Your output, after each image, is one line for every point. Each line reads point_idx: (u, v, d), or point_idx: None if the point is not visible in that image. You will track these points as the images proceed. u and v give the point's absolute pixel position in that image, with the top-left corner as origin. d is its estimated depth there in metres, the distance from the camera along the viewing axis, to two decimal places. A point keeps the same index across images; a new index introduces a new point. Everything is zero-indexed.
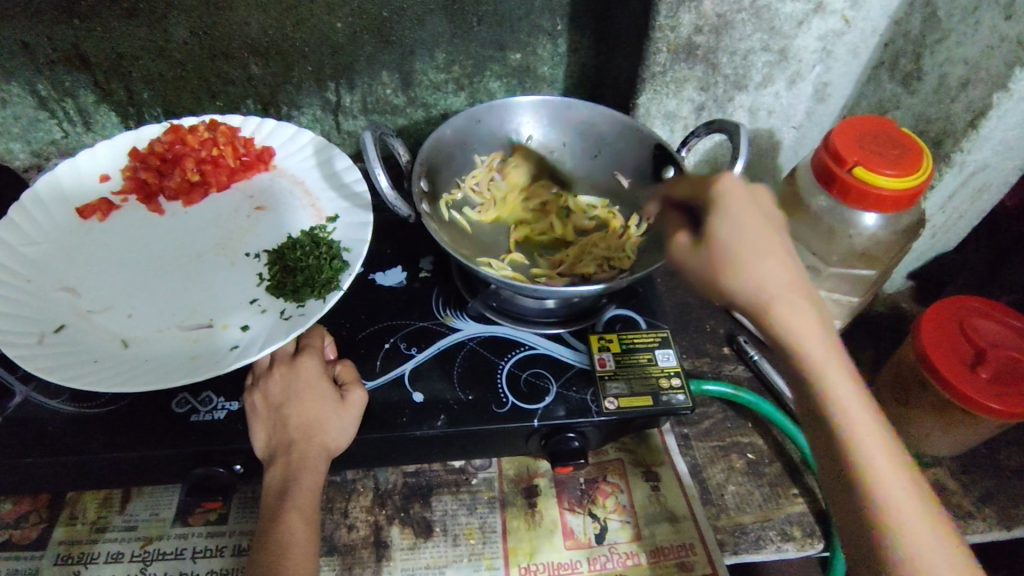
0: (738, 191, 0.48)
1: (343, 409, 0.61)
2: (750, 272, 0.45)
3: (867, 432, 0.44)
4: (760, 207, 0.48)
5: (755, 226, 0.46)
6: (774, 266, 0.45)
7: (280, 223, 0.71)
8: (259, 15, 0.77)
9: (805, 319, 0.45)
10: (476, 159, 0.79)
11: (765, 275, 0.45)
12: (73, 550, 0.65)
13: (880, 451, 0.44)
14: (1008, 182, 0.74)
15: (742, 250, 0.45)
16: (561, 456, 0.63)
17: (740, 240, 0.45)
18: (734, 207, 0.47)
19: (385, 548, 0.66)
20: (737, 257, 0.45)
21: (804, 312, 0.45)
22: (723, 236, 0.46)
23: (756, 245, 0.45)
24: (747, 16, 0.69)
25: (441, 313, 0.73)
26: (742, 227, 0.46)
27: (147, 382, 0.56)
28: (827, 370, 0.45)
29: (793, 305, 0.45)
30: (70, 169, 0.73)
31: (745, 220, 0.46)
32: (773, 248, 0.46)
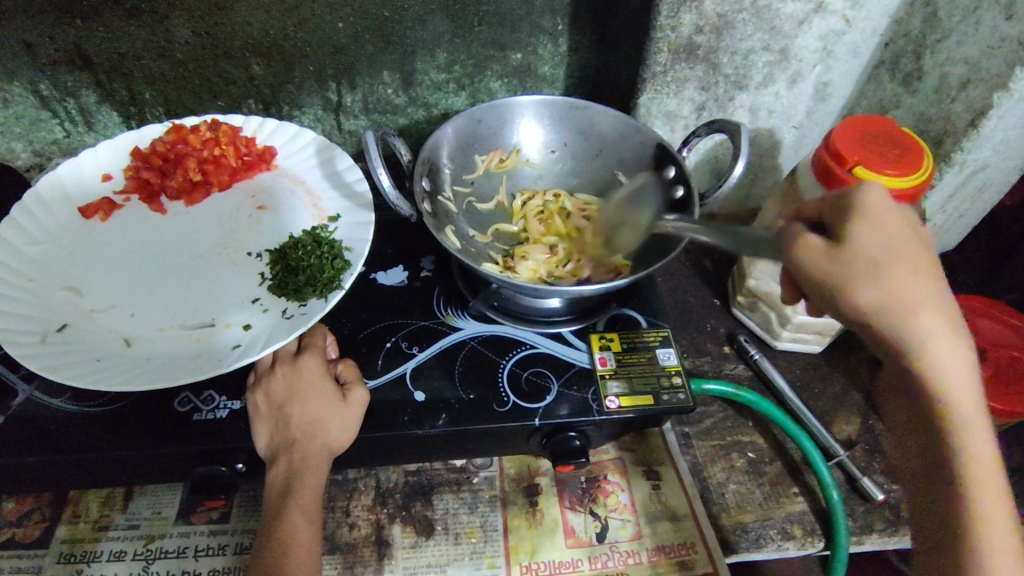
0: (886, 203, 0.45)
1: (346, 408, 0.61)
2: (887, 282, 0.43)
3: (985, 465, 0.42)
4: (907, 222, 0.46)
5: (897, 241, 0.44)
6: (920, 284, 0.43)
7: (282, 222, 0.71)
8: (260, 15, 0.77)
9: (945, 339, 0.42)
10: (478, 159, 0.79)
11: (908, 289, 0.43)
12: (75, 548, 0.65)
13: (992, 486, 0.42)
14: (1008, 181, 0.75)
15: (881, 260, 0.43)
16: (562, 454, 0.64)
17: (885, 252, 0.43)
18: (881, 217, 0.45)
19: (387, 547, 0.66)
20: (880, 266, 0.43)
21: (943, 333, 0.42)
22: (863, 247, 0.44)
23: (897, 258, 0.43)
24: (748, 16, 0.69)
25: (442, 312, 0.73)
26: (885, 237, 0.44)
27: (149, 380, 0.56)
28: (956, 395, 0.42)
29: (936, 328, 0.42)
30: (72, 168, 0.73)
31: (889, 230, 0.44)
32: (913, 262, 0.43)
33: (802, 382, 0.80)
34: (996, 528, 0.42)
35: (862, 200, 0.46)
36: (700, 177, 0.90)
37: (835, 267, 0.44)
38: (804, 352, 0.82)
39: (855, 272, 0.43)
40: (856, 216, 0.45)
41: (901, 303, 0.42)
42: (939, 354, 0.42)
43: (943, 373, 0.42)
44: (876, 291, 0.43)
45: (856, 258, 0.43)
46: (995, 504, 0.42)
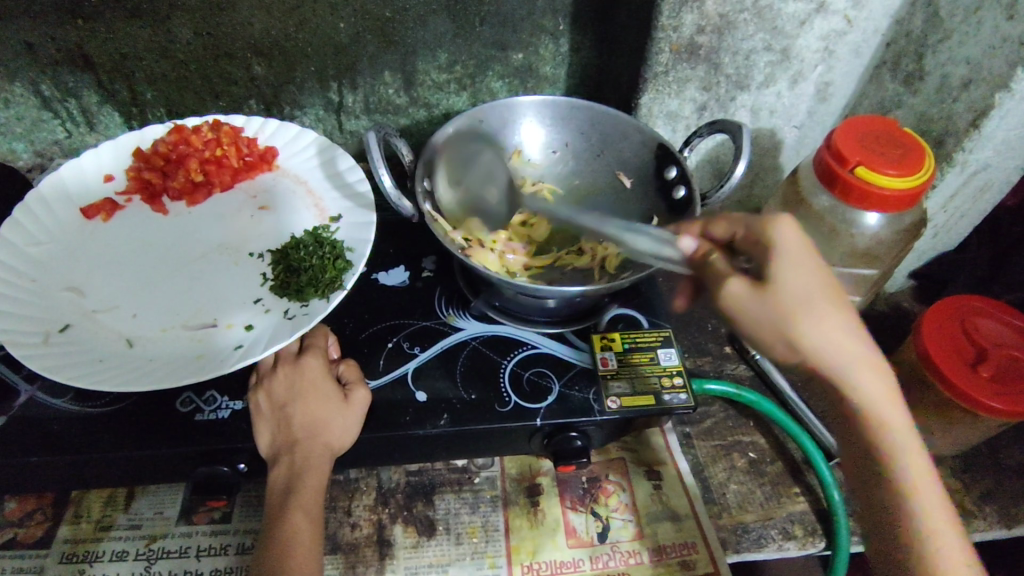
0: (803, 240, 0.48)
1: (347, 408, 0.62)
2: (820, 322, 0.46)
3: (914, 465, 0.48)
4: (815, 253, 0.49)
5: (822, 278, 0.47)
6: (840, 318, 0.47)
7: (283, 223, 0.71)
8: (262, 16, 0.78)
9: (868, 360, 0.47)
10: (479, 154, 0.79)
11: (835, 324, 0.46)
12: (77, 548, 0.65)
13: (924, 479, 0.49)
14: (1009, 181, 0.75)
15: (811, 299, 0.46)
16: (564, 454, 0.64)
17: (813, 290, 0.46)
18: (800, 257, 0.47)
19: (388, 547, 0.66)
20: (811, 305, 0.46)
21: (862, 355, 0.47)
22: (794, 287, 0.46)
23: (821, 297, 0.47)
24: (749, 16, 0.70)
25: (444, 312, 0.73)
26: (811, 275, 0.47)
27: (151, 381, 0.56)
28: (881, 409, 0.48)
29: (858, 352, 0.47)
30: (74, 169, 0.73)
31: (811, 265, 0.47)
32: (834, 297, 0.47)
33: (803, 381, 0.80)
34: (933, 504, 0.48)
35: (782, 243, 0.47)
36: (702, 177, 0.90)
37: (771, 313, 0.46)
38: None
39: (793, 313, 0.46)
40: (779, 261, 0.47)
41: (834, 340, 0.46)
42: (864, 376, 0.47)
43: (869, 390, 0.48)
44: (814, 335, 0.46)
45: (788, 302, 0.46)
46: (933, 500, 0.48)
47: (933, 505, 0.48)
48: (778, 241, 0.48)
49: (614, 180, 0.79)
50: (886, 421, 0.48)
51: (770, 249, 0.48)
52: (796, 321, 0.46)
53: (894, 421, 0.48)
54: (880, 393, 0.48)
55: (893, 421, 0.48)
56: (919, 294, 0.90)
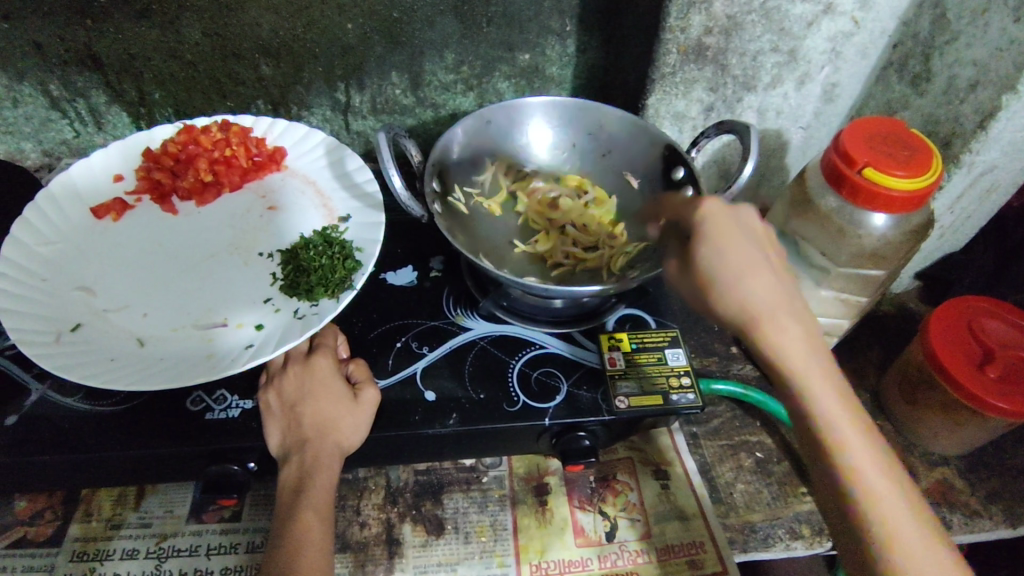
0: (727, 215, 0.47)
1: (356, 408, 0.62)
2: (741, 301, 0.44)
3: (866, 462, 0.45)
4: (740, 231, 0.46)
5: (742, 256, 0.45)
6: (764, 293, 0.44)
7: (292, 223, 0.71)
8: (270, 16, 0.78)
9: (802, 342, 0.45)
10: (488, 165, 0.79)
11: (754, 301, 0.44)
12: (87, 546, 0.66)
13: (877, 475, 0.45)
14: (1016, 182, 0.75)
15: (734, 279, 0.44)
16: (572, 454, 0.64)
17: (733, 269, 0.44)
18: (722, 237, 0.46)
19: (397, 546, 0.67)
20: (732, 286, 0.44)
21: (796, 340, 0.44)
22: (709, 267, 0.45)
23: (743, 275, 0.44)
24: (757, 18, 0.70)
25: (451, 312, 0.74)
26: (732, 254, 0.45)
27: (162, 380, 0.56)
28: (822, 400, 0.45)
29: (791, 335, 0.44)
30: (84, 169, 0.73)
31: (734, 245, 0.45)
32: (760, 276, 0.45)
33: None
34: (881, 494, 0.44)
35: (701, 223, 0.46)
36: (708, 177, 0.90)
37: (693, 290, 0.47)
38: None
39: (707, 293, 0.45)
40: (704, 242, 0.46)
41: (758, 322, 0.44)
42: (796, 362, 0.45)
43: (803, 378, 0.45)
44: (733, 314, 0.45)
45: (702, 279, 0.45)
46: (884, 489, 0.45)
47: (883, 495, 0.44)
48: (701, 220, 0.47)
49: (621, 181, 0.79)
50: (832, 413, 0.45)
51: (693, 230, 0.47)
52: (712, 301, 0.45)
53: (837, 416, 0.45)
54: (817, 381, 0.45)
55: (837, 415, 0.45)
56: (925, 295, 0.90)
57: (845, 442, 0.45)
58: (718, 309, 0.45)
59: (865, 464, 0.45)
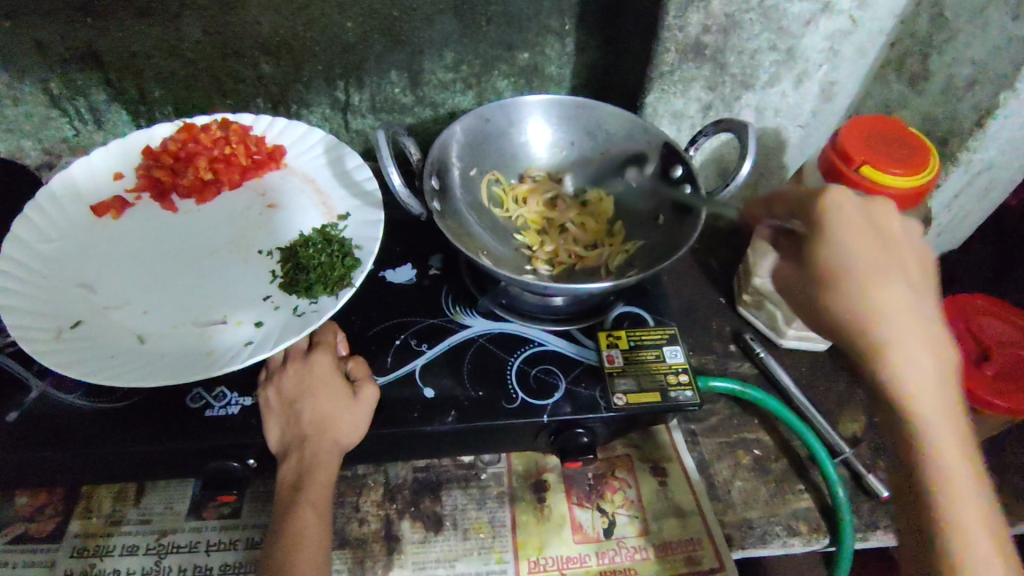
0: (853, 208, 0.46)
1: (355, 404, 0.62)
2: (862, 295, 0.43)
3: (956, 456, 0.43)
4: (880, 227, 0.46)
5: (875, 252, 0.44)
6: (889, 290, 0.43)
7: (292, 221, 0.72)
8: (270, 15, 0.78)
9: (917, 340, 0.43)
10: (490, 176, 0.80)
11: (879, 296, 0.43)
12: (88, 542, 0.66)
13: (966, 486, 0.42)
14: (1013, 181, 0.75)
15: (858, 274, 0.44)
16: (570, 451, 0.65)
17: (859, 264, 0.44)
18: (847, 226, 0.45)
19: (396, 542, 0.67)
20: (852, 282, 0.44)
21: (911, 336, 0.43)
22: (835, 258, 0.44)
23: (868, 269, 0.44)
24: (755, 16, 0.70)
25: (450, 310, 0.74)
26: (860, 249, 0.44)
27: (162, 377, 0.57)
28: (926, 399, 0.42)
29: (905, 329, 0.43)
30: (84, 167, 0.73)
31: (863, 236, 0.45)
32: (885, 271, 0.44)
33: (807, 380, 0.81)
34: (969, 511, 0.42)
35: (823, 209, 0.46)
36: (706, 176, 0.90)
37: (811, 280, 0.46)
38: (810, 350, 0.83)
39: (826, 285, 0.45)
40: (830, 227, 0.45)
41: (876, 317, 0.43)
42: (910, 370, 0.43)
43: (911, 375, 0.43)
44: (847, 306, 0.44)
45: (826, 271, 0.45)
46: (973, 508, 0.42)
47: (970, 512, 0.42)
48: (822, 208, 0.46)
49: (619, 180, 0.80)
50: (927, 415, 0.43)
51: (811, 218, 0.46)
52: (828, 293, 0.45)
53: (933, 416, 0.43)
54: (925, 388, 0.43)
55: (937, 418, 0.43)
56: None
57: (941, 453, 0.43)
58: (834, 302, 0.45)
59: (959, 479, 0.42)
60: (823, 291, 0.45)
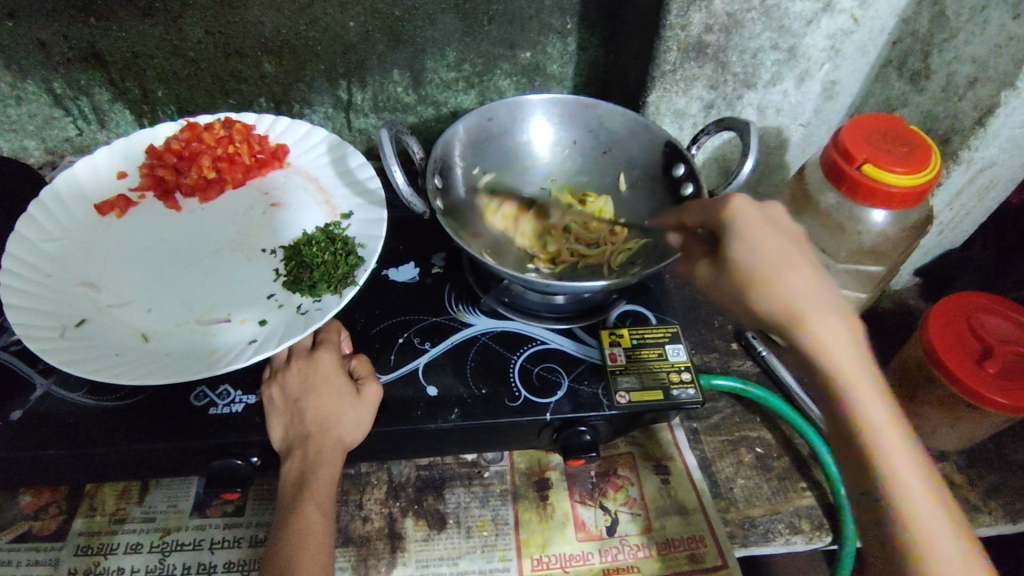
0: (751, 210, 0.51)
1: (359, 402, 0.62)
2: (774, 284, 0.48)
3: (884, 420, 0.45)
4: (776, 221, 0.51)
5: (777, 244, 0.49)
6: (794, 278, 0.47)
7: (295, 220, 0.72)
8: (272, 14, 0.78)
9: (831, 315, 0.47)
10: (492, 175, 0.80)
11: (790, 284, 0.47)
12: (92, 540, 0.66)
13: (898, 450, 0.45)
14: (1014, 179, 0.75)
15: (766, 265, 0.48)
16: (572, 449, 0.65)
17: (764, 258, 0.48)
18: (753, 228, 0.49)
19: (399, 540, 0.67)
20: (763, 275, 0.48)
21: (823, 311, 0.47)
22: (742, 254, 0.49)
23: (775, 261, 0.48)
24: (757, 15, 0.70)
25: (453, 308, 0.74)
26: (763, 242, 0.49)
27: (167, 375, 0.57)
28: (847, 368, 0.46)
29: (816, 306, 0.47)
30: (87, 166, 0.74)
31: (770, 235, 0.49)
32: (789, 258, 0.48)
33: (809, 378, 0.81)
34: (906, 475, 0.44)
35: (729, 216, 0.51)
36: (708, 175, 0.90)
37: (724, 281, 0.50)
38: None
39: (742, 279, 0.49)
40: (738, 232, 0.50)
41: (793, 300, 0.47)
42: (831, 346, 0.46)
43: (830, 349, 0.46)
44: (763, 296, 0.48)
45: (740, 269, 0.49)
46: (910, 471, 0.44)
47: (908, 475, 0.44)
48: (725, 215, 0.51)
49: (622, 179, 0.80)
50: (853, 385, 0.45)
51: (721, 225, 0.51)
52: (744, 288, 0.49)
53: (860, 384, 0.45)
54: (845, 360, 0.46)
55: (863, 386, 0.45)
56: (924, 291, 0.91)
57: (871, 419, 0.45)
58: (756, 298, 0.48)
59: (893, 444, 0.45)
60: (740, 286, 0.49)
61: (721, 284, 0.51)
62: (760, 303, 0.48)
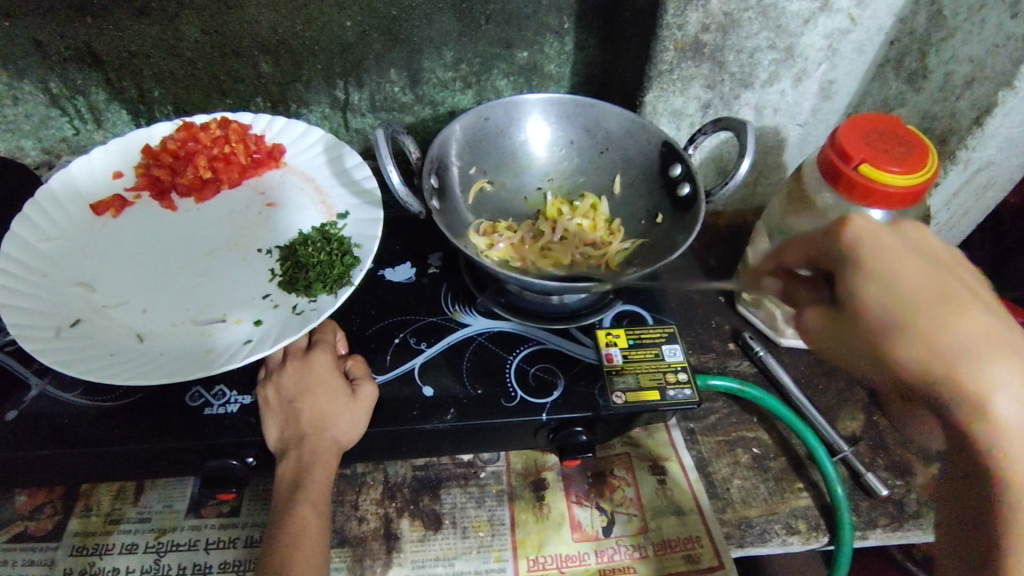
0: (878, 235, 0.46)
1: (355, 403, 0.62)
2: (921, 327, 0.42)
3: None
4: (917, 250, 0.45)
5: (919, 278, 0.43)
6: (965, 322, 0.41)
7: (290, 220, 0.72)
8: (269, 14, 0.78)
9: (993, 362, 0.40)
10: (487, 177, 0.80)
11: (959, 328, 0.41)
12: (88, 540, 0.66)
13: None
14: (1012, 179, 0.75)
15: (908, 305, 0.43)
16: (569, 450, 0.65)
17: (905, 296, 0.43)
18: (892, 257, 0.44)
19: (395, 540, 0.67)
20: (903, 318, 0.43)
21: (982, 361, 0.41)
22: (875, 290, 0.44)
23: (937, 298, 0.42)
24: (754, 14, 0.70)
25: (449, 308, 0.74)
26: (902, 274, 0.44)
27: (162, 375, 0.57)
28: (1004, 427, 0.40)
29: (971, 354, 0.41)
30: (83, 166, 0.73)
31: (921, 266, 0.44)
32: (935, 295, 0.43)
33: (806, 378, 0.81)
34: None
35: (857, 237, 0.46)
36: (705, 175, 0.90)
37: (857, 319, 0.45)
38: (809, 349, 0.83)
39: (879, 319, 0.44)
40: (876, 258, 0.45)
41: (944, 348, 0.41)
42: (1008, 407, 0.40)
43: (994, 404, 0.40)
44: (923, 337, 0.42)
45: (870, 308, 0.44)
46: None
47: None
48: (853, 241, 0.46)
49: (617, 178, 0.80)
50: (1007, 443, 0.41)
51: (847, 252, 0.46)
52: (879, 330, 0.44)
53: (1014, 445, 0.41)
54: (1017, 422, 0.40)
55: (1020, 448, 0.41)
56: None
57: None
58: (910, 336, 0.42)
59: None
60: (874, 328, 0.44)
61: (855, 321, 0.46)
62: (902, 348, 0.43)
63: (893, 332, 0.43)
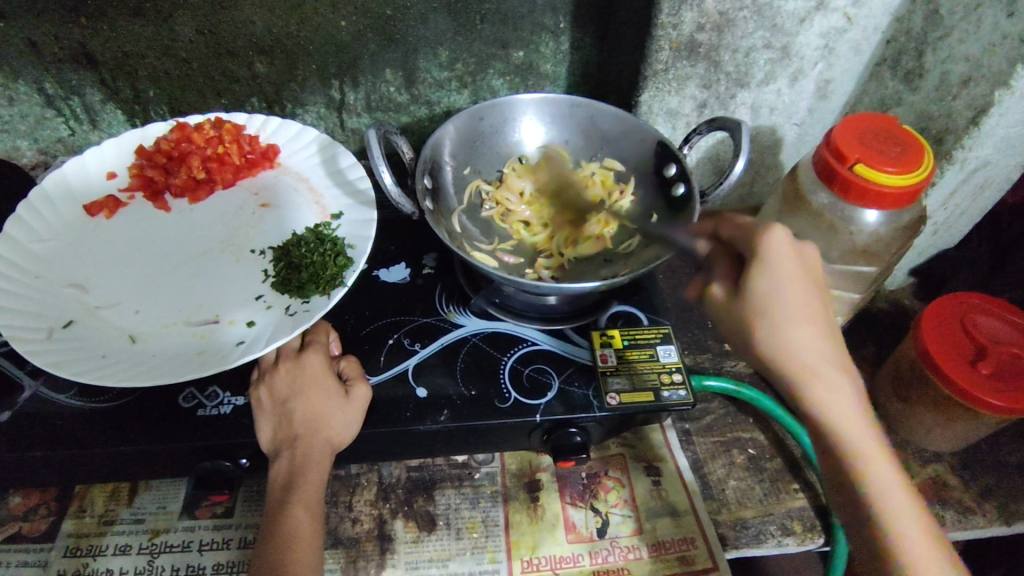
0: (786, 245, 0.47)
1: (348, 404, 0.62)
2: (784, 331, 0.47)
3: (879, 469, 0.46)
4: (802, 260, 0.48)
5: (799, 286, 0.46)
6: (804, 329, 0.47)
7: (284, 220, 0.71)
8: (264, 14, 0.78)
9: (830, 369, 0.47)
10: (506, 168, 0.79)
11: (796, 336, 0.46)
12: (81, 542, 0.66)
13: (898, 501, 0.46)
14: (1009, 179, 0.74)
15: (780, 310, 0.46)
16: (564, 450, 0.65)
17: (782, 300, 0.46)
18: (782, 268, 0.46)
19: (388, 542, 0.67)
20: (775, 317, 0.47)
21: (831, 372, 0.47)
22: (759, 290, 0.47)
23: (791, 305, 0.46)
24: (749, 14, 0.70)
25: (444, 309, 0.74)
26: (784, 283, 0.46)
27: (154, 377, 0.57)
28: (851, 426, 0.47)
29: (827, 366, 0.47)
30: (77, 166, 0.73)
31: (790, 278, 0.46)
32: (800, 305, 0.46)
33: None
34: (905, 524, 0.45)
35: (761, 250, 0.47)
36: (701, 175, 0.90)
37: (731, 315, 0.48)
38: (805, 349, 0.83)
39: (753, 321, 0.47)
40: (756, 269, 0.47)
41: (794, 349, 0.47)
42: (833, 402, 0.47)
43: (837, 409, 0.47)
44: (767, 340, 0.47)
45: (752, 306, 0.47)
46: (911, 522, 0.46)
47: (905, 523, 0.45)
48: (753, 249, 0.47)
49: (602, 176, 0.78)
50: (854, 439, 0.47)
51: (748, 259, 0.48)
52: (753, 328, 0.47)
53: (866, 451, 0.47)
54: (843, 411, 0.47)
55: (869, 451, 0.47)
56: (918, 292, 0.90)
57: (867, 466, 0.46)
58: (761, 341, 0.47)
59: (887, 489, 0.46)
60: (747, 325, 0.48)
61: (728, 318, 0.49)
62: (761, 345, 0.47)
63: (759, 327, 0.47)
